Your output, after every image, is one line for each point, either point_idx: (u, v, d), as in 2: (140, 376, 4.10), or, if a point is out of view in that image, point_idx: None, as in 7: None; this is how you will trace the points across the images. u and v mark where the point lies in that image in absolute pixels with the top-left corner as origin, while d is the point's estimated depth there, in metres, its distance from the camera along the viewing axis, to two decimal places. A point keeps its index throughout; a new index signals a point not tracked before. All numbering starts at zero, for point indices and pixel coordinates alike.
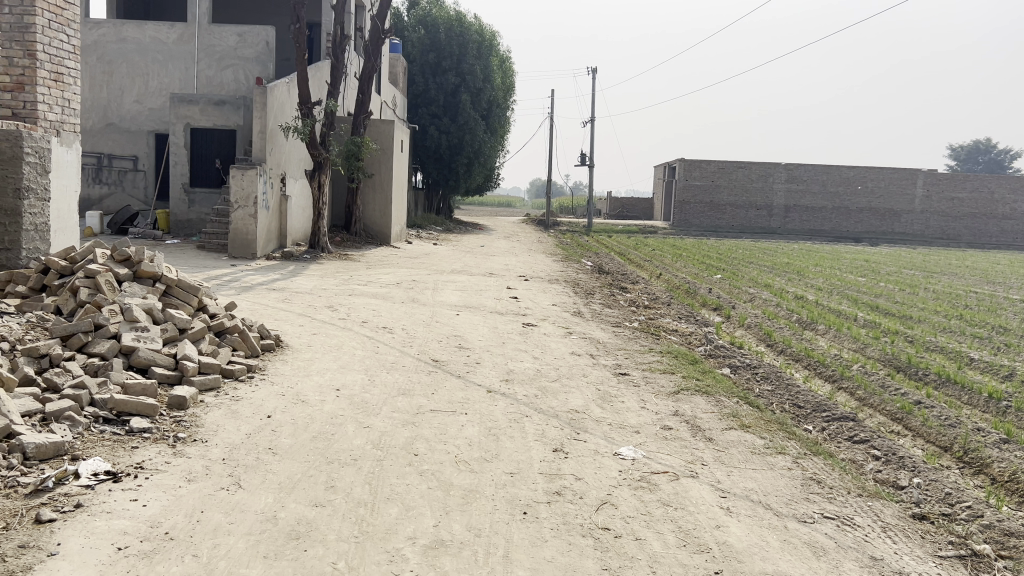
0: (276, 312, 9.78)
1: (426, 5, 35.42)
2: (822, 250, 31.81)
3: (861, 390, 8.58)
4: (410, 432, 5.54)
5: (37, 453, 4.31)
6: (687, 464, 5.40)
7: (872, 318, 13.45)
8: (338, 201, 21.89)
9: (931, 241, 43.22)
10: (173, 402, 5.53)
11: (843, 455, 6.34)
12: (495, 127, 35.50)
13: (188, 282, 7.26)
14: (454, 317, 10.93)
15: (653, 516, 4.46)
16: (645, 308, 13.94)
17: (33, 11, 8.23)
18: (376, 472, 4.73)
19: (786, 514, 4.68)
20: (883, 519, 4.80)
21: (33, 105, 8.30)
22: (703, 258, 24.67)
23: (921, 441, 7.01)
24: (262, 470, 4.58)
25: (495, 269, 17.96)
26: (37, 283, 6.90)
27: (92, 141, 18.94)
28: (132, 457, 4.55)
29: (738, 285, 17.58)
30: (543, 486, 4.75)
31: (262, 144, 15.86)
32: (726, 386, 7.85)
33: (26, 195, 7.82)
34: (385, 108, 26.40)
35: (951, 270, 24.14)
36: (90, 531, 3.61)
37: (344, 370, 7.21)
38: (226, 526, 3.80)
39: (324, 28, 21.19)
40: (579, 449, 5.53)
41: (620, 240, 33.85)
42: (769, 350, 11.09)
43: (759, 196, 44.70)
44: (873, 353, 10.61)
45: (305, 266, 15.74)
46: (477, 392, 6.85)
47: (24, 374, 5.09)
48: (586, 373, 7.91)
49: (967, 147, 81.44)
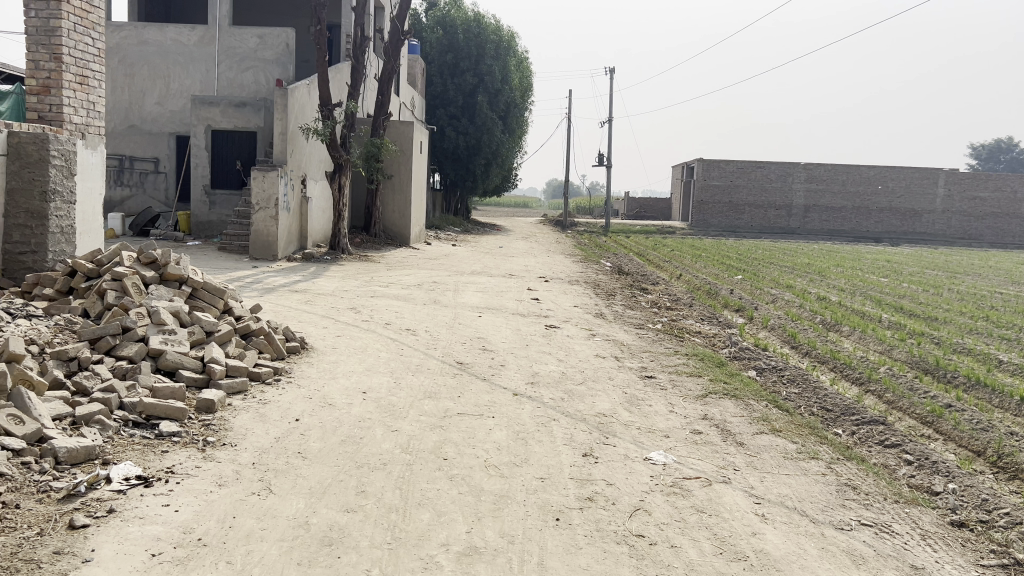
0: (300, 314, 9.77)
1: (443, 6, 35.46)
2: (843, 251, 31.53)
3: (889, 394, 8.45)
4: (439, 436, 5.50)
5: (69, 457, 4.31)
6: (718, 469, 5.33)
7: (897, 320, 13.28)
8: (358, 203, 21.92)
9: (952, 241, 42.72)
10: (201, 405, 5.51)
11: (875, 460, 6.24)
12: (513, 128, 35.48)
13: (214, 285, 7.26)
14: (477, 318, 10.89)
15: (688, 522, 4.40)
16: (668, 310, 13.85)
17: (59, 14, 8.25)
18: (407, 476, 4.69)
19: (823, 521, 4.61)
20: (921, 527, 4.71)
21: (59, 108, 8.36)
22: (723, 259, 24.45)
23: (953, 445, 6.90)
24: (292, 475, 4.55)
25: (515, 270, 17.92)
26: (64, 286, 6.93)
27: (113, 143, 19.06)
28: (162, 462, 4.54)
29: (760, 286, 17.44)
30: (574, 492, 4.69)
31: (283, 146, 15.89)
32: (754, 389, 7.76)
33: (52, 198, 7.85)
34: (404, 109, 26.40)
35: (976, 271, 23.82)
36: (123, 537, 3.59)
37: (369, 372, 7.18)
38: (259, 532, 3.77)
39: (343, 30, 21.21)
40: (609, 453, 5.48)
41: (639, 240, 33.67)
42: (794, 352, 10.97)
43: (778, 196, 44.38)
44: (900, 356, 10.46)
45: (326, 267, 15.77)
46: (503, 395, 6.81)
47: (53, 377, 5.09)
48: (612, 376, 7.85)
49: (989, 146, 80.44)
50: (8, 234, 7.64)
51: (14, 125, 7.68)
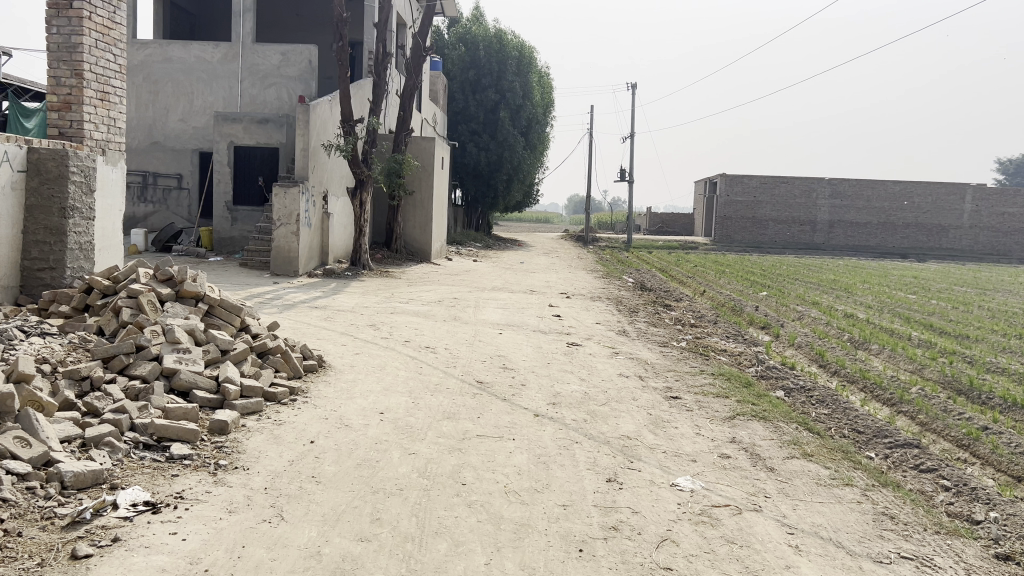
0: (318, 331, 9.64)
1: (465, 22, 35.51)
2: (867, 267, 30.95)
3: (922, 415, 8.18)
4: (457, 460, 5.33)
5: (75, 481, 4.16)
6: (749, 496, 5.11)
7: (928, 338, 12.94)
8: (380, 219, 21.89)
9: (981, 257, 41.97)
10: (215, 426, 5.38)
11: (911, 485, 5.99)
12: (535, 142, 35.35)
13: (230, 302, 7.13)
14: (498, 336, 10.70)
15: (718, 554, 4.19)
16: (692, 327, 13.59)
17: (80, 30, 8.21)
18: (424, 503, 4.52)
19: (860, 553, 4.38)
20: (965, 560, 4.46)
21: (79, 124, 8.33)
22: (746, 274, 24.08)
23: (992, 470, 6.62)
24: (305, 500, 4.40)
25: (536, 286, 17.75)
26: (80, 303, 6.87)
27: (137, 159, 19.19)
28: (172, 486, 4.39)
29: (785, 303, 17.11)
30: (598, 521, 4.50)
31: (304, 162, 15.84)
32: (784, 411, 7.52)
33: (72, 214, 7.80)
34: (426, 125, 26.38)
35: (1007, 287, 23.36)
36: (127, 568, 3.44)
37: (388, 392, 7.02)
38: (268, 563, 3.61)
39: (366, 47, 21.22)
40: (634, 479, 5.27)
41: (661, 256, 33.37)
42: (822, 371, 10.70)
43: (802, 212, 43.95)
44: (931, 375, 10.17)
45: (346, 283, 15.67)
46: (524, 416, 6.62)
47: (64, 397, 4.98)
48: (636, 397, 7.63)
49: (1018, 160, 79.34)
50: (26, 251, 7.59)
51: (34, 141, 7.64)
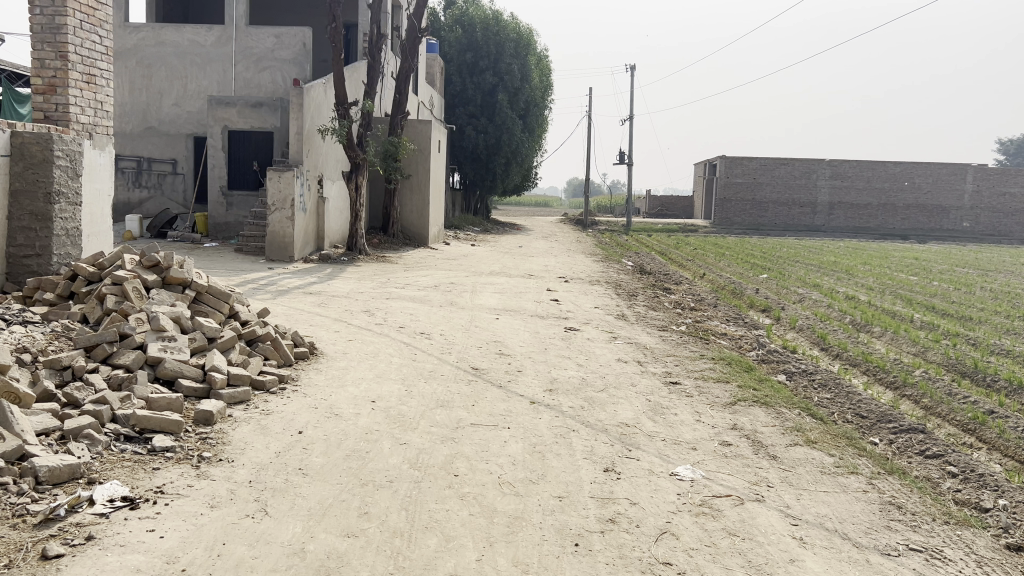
0: (311, 318, 9.46)
1: (462, 5, 35.17)
2: (869, 249, 30.67)
3: (926, 398, 8.02)
4: (450, 449, 5.17)
5: (50, 477, 4.00)
6: (750, 486, 4.96)
7: (930, 319, 12.77)
8: (376, 203, 21.66)
9: (982, 237, 41.81)
10: (199, 417, 5.21)
11: (916, 472, 5.83)
12: (533, 126, 35.03)
13: (218, 288, 6.93)
14: (494, 321, 10.52)
15: (719, 547, 4.03)
16: (693, 311, 13.42)
17: (64, 11, 7.99)
18: (415, 495, 4.36)
19: (867, 545, 4.22)
20: (976, 552, 4.29)
21: (65, 108, 8.11)
22: (746, 257, 23.83)
23: (998, 455, 6.47)
24: (290, 494, 4.24)
25: (534, 271, 17.55)
26: (65, 290, 6.69)
27: (130, 144, 18.96)
28: (152, 481, 4.23)
29: (786, 285, 16.91)
30: (595, 513, 4.34)
31: (298, 145, 15.61)
32: (786, 396, 7.35)
33: (57, 199, 7.59)
34: (422, 108, 26.10)
35: (1008, 267, 23.24)
36: (100, 569, 3.29)
37: (381, 380, 6.85)
38: (249, 562, 3.46)
39: (361, 29, 20.94)
40: (632, 468, 5.11)
41: (661, 239, 33.20)
42: (824, 355, 10.52)
43: (803, 193, 43.64)
44: (935, 357, 10.01)
45: (342, 268, 15.48)
46: (520, 403, 6.46)
47: (43, 389, 4.82)
48: (635, 383, 7.47)
49: (1019, 141, 79.06)
50: (11, 237, 7.39)
51: (19, 125, 7.43)
